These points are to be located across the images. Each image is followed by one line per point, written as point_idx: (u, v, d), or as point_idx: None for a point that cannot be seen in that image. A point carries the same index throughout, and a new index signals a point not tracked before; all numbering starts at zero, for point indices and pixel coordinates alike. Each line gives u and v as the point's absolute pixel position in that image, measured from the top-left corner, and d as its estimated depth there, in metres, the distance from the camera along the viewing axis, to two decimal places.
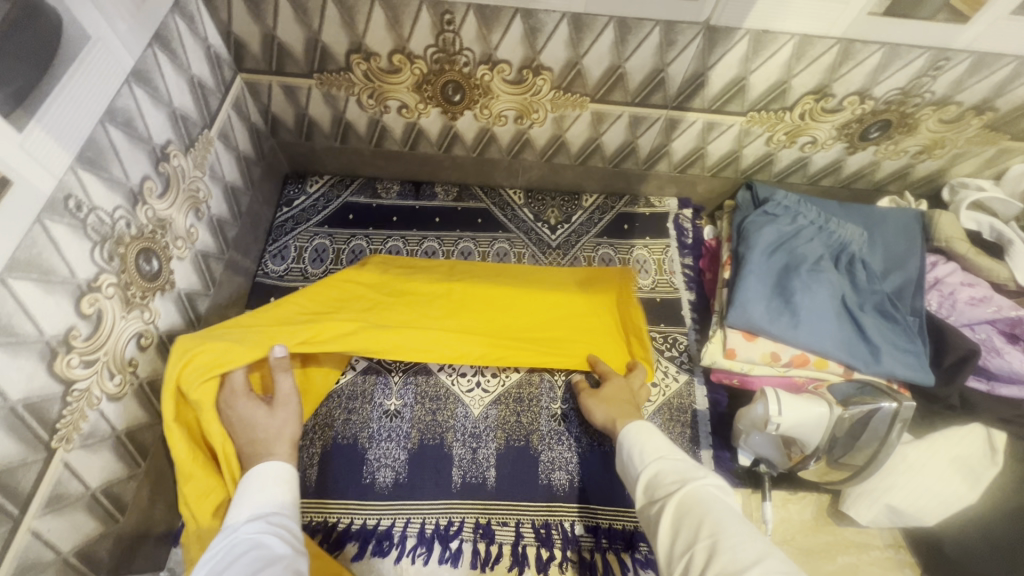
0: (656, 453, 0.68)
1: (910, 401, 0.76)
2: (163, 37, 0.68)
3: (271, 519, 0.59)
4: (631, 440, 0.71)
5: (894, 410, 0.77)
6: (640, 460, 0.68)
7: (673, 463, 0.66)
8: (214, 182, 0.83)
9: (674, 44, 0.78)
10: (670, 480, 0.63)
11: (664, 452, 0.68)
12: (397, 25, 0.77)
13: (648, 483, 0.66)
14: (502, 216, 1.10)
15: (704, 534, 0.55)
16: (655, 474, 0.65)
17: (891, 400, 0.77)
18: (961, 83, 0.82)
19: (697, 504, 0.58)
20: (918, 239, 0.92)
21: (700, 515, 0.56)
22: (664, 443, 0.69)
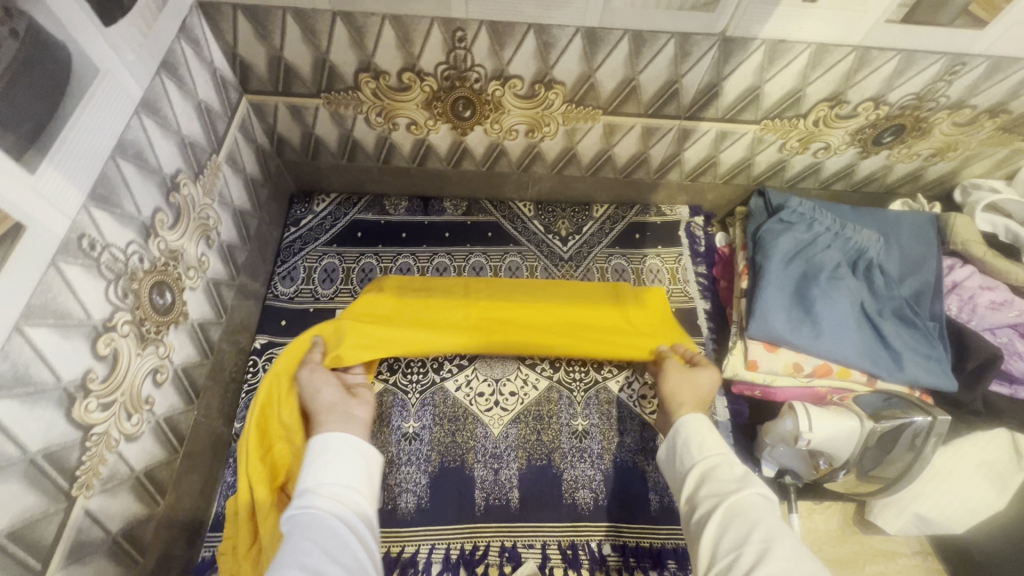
0: (712, 453, 0.67)
1: (945, 415, 0.76)
2: (170, 65, 0.66)
3: (336, 495, 0.59)
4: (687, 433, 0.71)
5: (927, 424, 0.77)
6: (692, 458, 0.68)
7: (728, 467, 0.65)
8: (223, 208, 0.82)
9: (689, 56, 0.77)
10: (724, 482, 0.62)
11: (722, 451, 0.67)
12: (407, 44, 0.76)
13: (698, 480, 0.65)
14: (513, 229, 1.08)
15: (756, 540, 0.54)
16: (708, 474, 0.65)
17: (925, 414, 0.77)
18: (976, 87, 0.81)
19: (749, 510, 0.57)
20: (935, 242, 0.92)
21: (751, 523, 0.56)
22: (719, 444, 0.68)
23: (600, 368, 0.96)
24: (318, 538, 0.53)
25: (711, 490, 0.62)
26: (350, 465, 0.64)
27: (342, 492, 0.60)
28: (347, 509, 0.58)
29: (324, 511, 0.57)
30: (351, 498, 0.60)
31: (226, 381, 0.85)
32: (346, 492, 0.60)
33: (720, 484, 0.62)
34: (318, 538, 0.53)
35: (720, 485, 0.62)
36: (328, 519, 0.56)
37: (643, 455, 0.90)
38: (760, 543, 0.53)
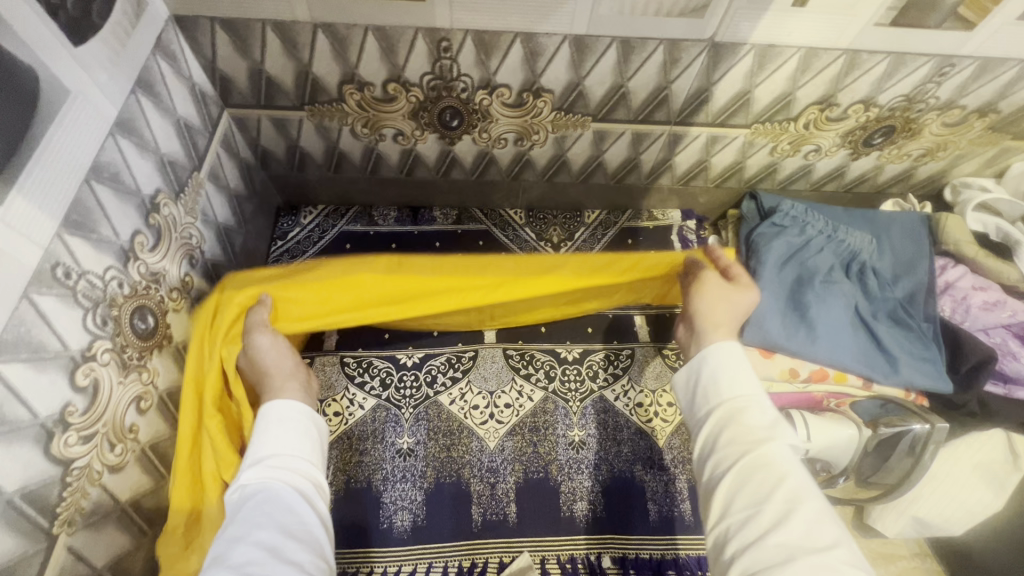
0: (735, 393, 0.57)
1: (942, 423, 0.77)
2: (146, 82, 0.64)
3: (294, 468, 0.57)
4: (711, 363, 0.60)
5: (925, 432, 0.77)
6: (713, 392, 0.58)
7: (753, 411, 0.55)
8: (206, 226, 0.80)
9: (678, 62, 0.76)
10: (750, 428, 0.54)
11: (753, 392, 0.57)
12: (392, 54, 0.74)
13: (716, 422, 0.56)
14: (504, 237, 1.07)
15: (779, 503, 0.48)
16: (733, 416, 0.56)
17: (923, 422, 0.78)
18: (965, 88, 0.81)
19: (775, 469, 0.50)
20: (927, 243, 0.92)
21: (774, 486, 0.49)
22: (748, 382, 0.57)
23: (595, 377, 0.95)
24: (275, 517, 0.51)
25: (730, 435, 0.54)
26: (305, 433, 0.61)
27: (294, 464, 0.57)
28: (305, 481, 0.56)
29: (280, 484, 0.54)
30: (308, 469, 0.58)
31: None
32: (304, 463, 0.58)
33: (744, 429, 0.54)
34: (275, 517, 0.51)
35: (745, 431, 0.54)
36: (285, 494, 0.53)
37: (640, 464, 0.89)
38: (784, 508, 0.48)
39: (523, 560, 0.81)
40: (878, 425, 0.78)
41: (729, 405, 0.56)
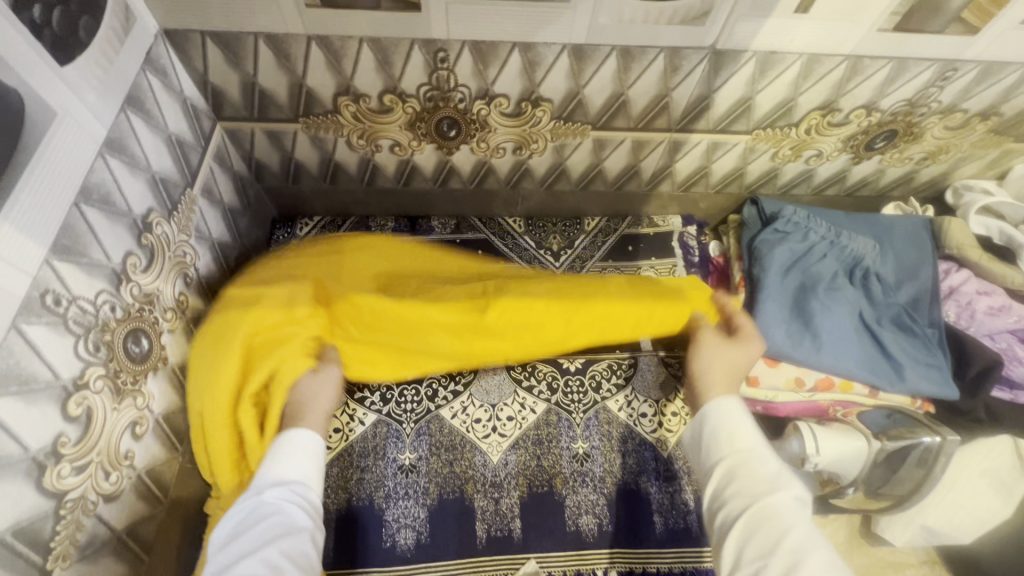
0: (741, 443, 0.59)
1: (953, 435, 0.77)
2: (136, 99, 0.63)
3: (302, 494, 0.59)
4: (714, 417, 0.62)
5: (935, 444, 0.77)
6: (716, 447, 0.60)
7: (756, 467, 0.57)
8: (200, 243, 0.78)
9: (679, 70, 0.75)
10: (756, 478, 0.55)
11: (752, 444, 0.58)
12: (387, 66, 0.73)
13: (723, 471, 0.58)
14: (503, 246, 1.06)
15: (786, 555, 0.49)
16: (736, 469, 0.57)
17: (932, 435, 0.77)
18: (968, 92, 0.80)
19: (783, 520, 0.51)
20: (930, 247, 0.91)
21: (783, 541, 0.50)
22: (749, 433, 0.60)
23: (598, 387, 0.94)
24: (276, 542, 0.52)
25: (739, 485, 0.56)
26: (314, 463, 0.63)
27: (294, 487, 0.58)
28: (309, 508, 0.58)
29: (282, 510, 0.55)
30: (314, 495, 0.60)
31: None
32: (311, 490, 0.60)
33: (753, 478, 0.56)
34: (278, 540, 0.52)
35: (752, 481, 0.56)
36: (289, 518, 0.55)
37: (646, 476, 0.88)
38: (792, 558, 0.49)
39: (528, 568, 0.81)
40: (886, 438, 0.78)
41: (740, 456, 0.58)
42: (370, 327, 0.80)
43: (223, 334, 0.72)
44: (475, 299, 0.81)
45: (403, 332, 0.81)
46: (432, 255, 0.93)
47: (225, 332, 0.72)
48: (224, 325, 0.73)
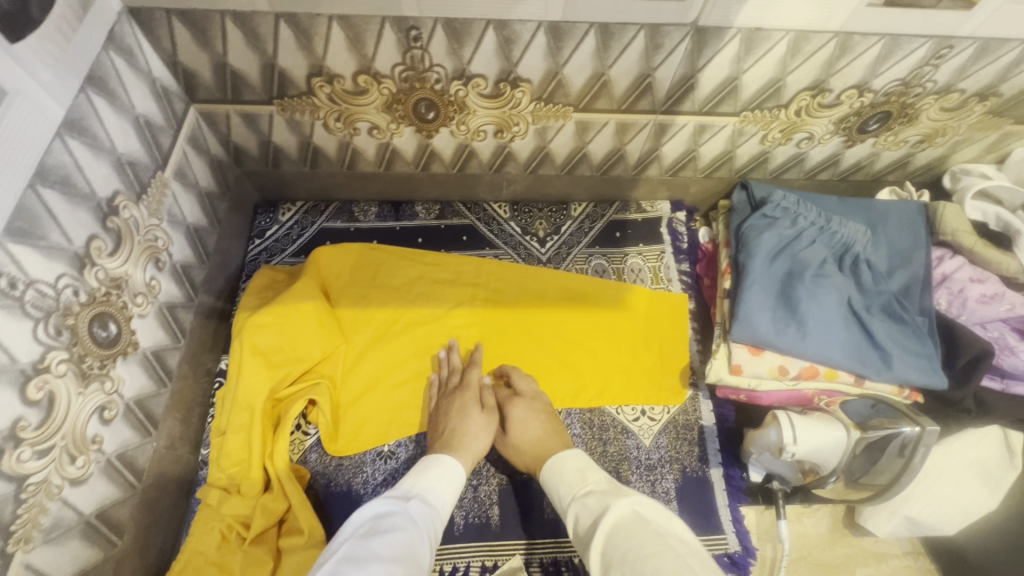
0: (578, 489, 0.68)
1: (934, 426, 0.73)
2: (97, 78, 0.61)
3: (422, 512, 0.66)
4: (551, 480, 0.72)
5: (914, 436, 0.74)
6: (560, 500, 0.69)
7: (589, 503, 0.65)
8: (174, 227, 0.77)
9: (661, 48, 0.73)
10: (590, 512, 0.64)
11: (581, 487, 0.68)
12: (359, 45, 0.71)
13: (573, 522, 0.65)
14: (488, 231, 1.05)
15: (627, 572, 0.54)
16: (579, 514, 0.65)
17: (913, 425, 0.74)
18: (965, 70, 0.77)
19: (624, 527, 0.59)
20: (923, 232, 0.88)
21: (628, 541, 0.57)
22: (581, 480, 0.69)
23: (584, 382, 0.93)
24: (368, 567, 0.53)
25: (585, 526, 0.63)
26: (441, 491, 0.70)
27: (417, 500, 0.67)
28: (403, 527, 0.61)
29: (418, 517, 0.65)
30: (418, 505, 0.66)
31: (189, 406, 0.82)
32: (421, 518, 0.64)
33: (589, 512, 0.64)
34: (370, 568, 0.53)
35: (590, 517, 0.63)
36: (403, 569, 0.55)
37: (629, 464, 0.87)
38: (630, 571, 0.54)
39: (513, 563, 0.80)
40: (867, 429, 0.76)
41: (576, 500, 0.67)
42: (370, 361, 0.92)
43: (264, 348, 0.84)
44: (473, 346, 0.95)
45: (396, 370, 0.92)
46: (413, 288, 0.98)
47: (264, 342, 0.84)
48: (262, 329, 0.84)
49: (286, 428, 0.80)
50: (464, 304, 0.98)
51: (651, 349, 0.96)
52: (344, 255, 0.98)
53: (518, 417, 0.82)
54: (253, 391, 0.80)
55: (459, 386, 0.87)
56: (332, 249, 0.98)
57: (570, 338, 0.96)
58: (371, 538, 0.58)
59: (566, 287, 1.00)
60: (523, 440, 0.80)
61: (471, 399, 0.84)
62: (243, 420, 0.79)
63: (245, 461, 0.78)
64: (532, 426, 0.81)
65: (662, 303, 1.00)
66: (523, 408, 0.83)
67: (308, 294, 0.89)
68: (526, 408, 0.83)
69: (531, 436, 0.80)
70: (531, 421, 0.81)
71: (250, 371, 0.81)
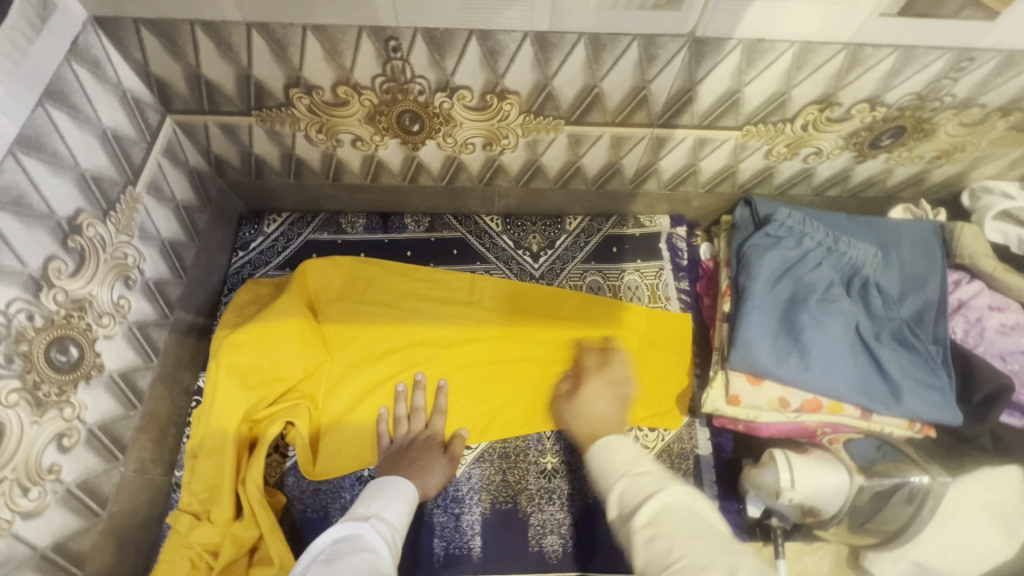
0: (622, 464, 0.58)
1: (944, 477, 0.72)
2: (58, 92, 0.59)
3: (383, 531, 0.61)
4: (597, 455, 0.61)
5: (924, 486, 0.72)
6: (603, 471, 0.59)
7: (640, 480, 0.55)
8: (145, 242, 0.74)
9: (656, 60, 0.68)
10: (643, 488, 0.54)
11: (628, 464, 0.58)
12: (337, 56, 0.68)
13: (614, 497, 0.56)
14: (479, 245, 1.01)
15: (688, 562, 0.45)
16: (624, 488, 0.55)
17: (921, 474, 0.73)
18: (986, 84, 0.72)
19: (676, 508, 0.51)
20: (939, 254, 0.83)
21: (681, 531, 0.48)
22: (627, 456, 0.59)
23: None
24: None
25: (631, 503, 0.53)
26: (397, 509, 0.66)
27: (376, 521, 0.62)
28: (368, 547, 0.56)
29: (384, 537, 0.59)
30: (378, 523, 0.61)
31: (163, 426, 0.80)
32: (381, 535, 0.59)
33: (642, 488, 0.54)
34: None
35: (642, 493, 0.53)
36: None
37: None
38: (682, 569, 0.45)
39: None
40: (871, 476, 0.74)
41: (625, 475, 0.57)
42: (354, 380, 0.89)
43: (241, 368, 0.81)
44: (461, 364, 0.91)
45: (381, 390, 0.88)
46: (399, 303, 0.95)
47: (240, 362, 0.81)
48: (240, 349, 0.81)
49: (261, 452, 0.78)
50: (453, 321, 0.94)
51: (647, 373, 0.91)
52: (329, 268, 0.95)
53: (592, 394, 0.79)
54: (228, 414, 0.78)
55: (426, 433, 0.84)
56: (319, 261, 0.95)
57: (561, 358, 0.92)
58: (338, 561, 0.52)
59: (558, 304, 0.96)
60: (589, 413, 0.76)
61: (437, 454, 0.82)
62: (214, 442, 0.77)
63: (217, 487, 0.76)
64: (602, 403, 0.77)
65: (658, 324, 0.95)
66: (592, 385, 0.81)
67: (289, 310, 0.86)
68: (603, 385, 0.80)
69: (592, 413, 0.75)
70: (606, 398, 0.78)
71: (225, 392, 0.79)
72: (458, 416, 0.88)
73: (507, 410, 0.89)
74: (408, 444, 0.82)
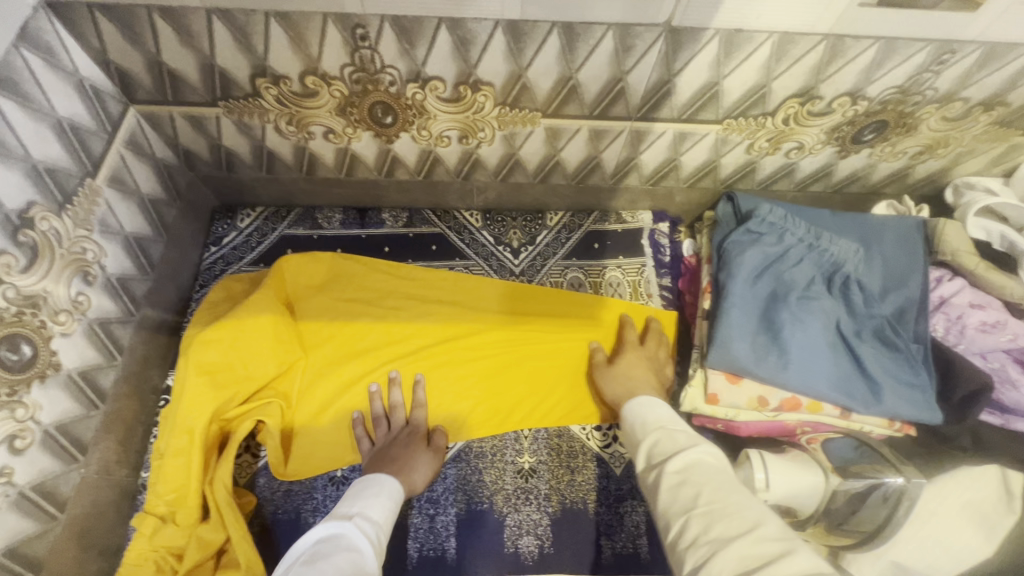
0: (659, 424, 0.62)
1: (917, 478, 0.72)
2: (6, 80, 0.57)
3: (366, 531, 0.61)
4: (634, 413, 0.67)
5: (898, 487, 0.72)
6: (641, 428, 0.63)
7: (672, 437, 0.59)
8: (107, 237, 0.72)
9: (632, 50, 0.66)
10: (674, 444, 0.57)
11: (665, 423, 0.62)
12: (303, 44, 0.65)
13: (648, 448, 0.60)
14: (459, 240, 0.99)
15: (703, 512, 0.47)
16: (657, 442, 0.59)
17: (896, 477, 0.72)
18: (968, 78, 0.70)
19: (706, 463, 0.53)
20: (921, 252, 0.81)
21: (704, 479, 0.51)
22: (665, 418, 0.63)
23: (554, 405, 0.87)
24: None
25: (662, 455, 0.57)
26: (380, 507, 0.67)
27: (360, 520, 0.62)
28: (350, 546, 0.56)
29: (366, 535, 0.60)
30: (361, 522, 0.62)
31: (130, 426, 0.78)
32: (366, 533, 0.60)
33: (671, 445, 0.57)
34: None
35: (674, 447, 0.57)
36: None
37: (596, 496, 0.82)
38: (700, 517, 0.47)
39: None
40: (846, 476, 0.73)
41: (660, 434, 0.60)
42: (328, 378, 0.87)
43: (210, 365, 0.78)
44: (440, 363, 0.90)
45: (357, 389, 0.87)
46: (376, 300, 0.93)
47: (210, 360, 0.78)
48: (209, 346, 0.78)
49: (230, 452, 0.76)
50: (431, 318, 0.92)
51: None
52: (304, 264, 0.93)
53: (632, 363, 0.82)
54: (195, 413, 0.75)
55: (407, 429, 0.82)
56: (296, 257, 0.92)
57: (541, 357, 0.91)
58: (321, 558, 0.53)
59: (538, 301, 0.95)
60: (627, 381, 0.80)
61: (424, 449, 0.80)
62: (179, 443, 0.74)
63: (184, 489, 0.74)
64: (639, 370, 0.81)
65: (640, 321, 0.94)
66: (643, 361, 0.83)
67: (261, 306, 0.83)
68: (638, 356, 0.84)
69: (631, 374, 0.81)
70: (641, 366, 0.82)
71: (192, 391, 0.76)
72: (436, 415, 0.86)
73: (486, 409, 0.87)
74: (390, 441, 0.81)
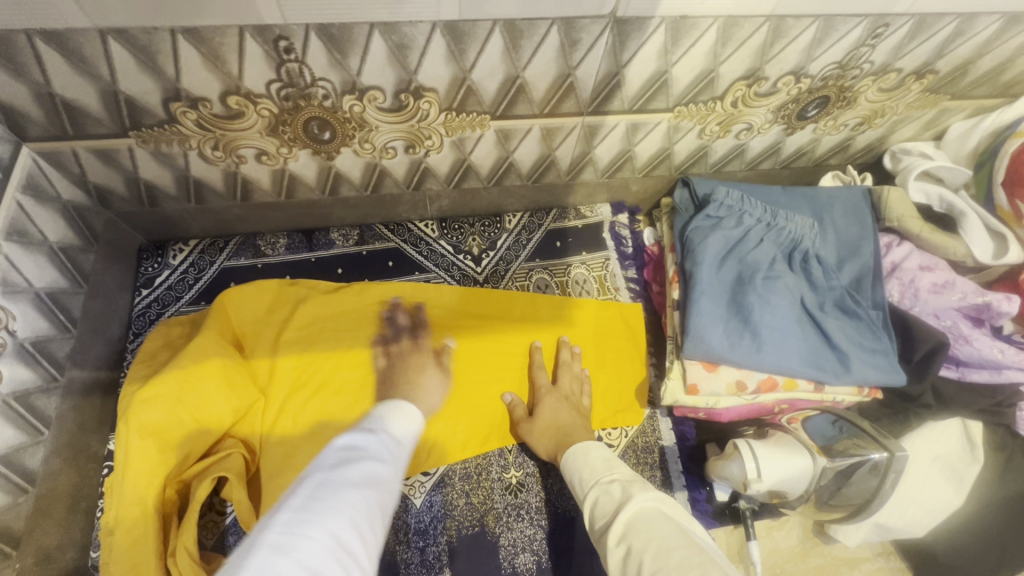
0: (595, 477, 0.66)
1: (901, 450, 0.74)
2: None
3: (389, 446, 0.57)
4: (574, 465, 0.69)
5: (884, 461, 0.74)
6: (582, 482, 0.67)
7: (609, 489, 0.63)
8: (12, 298, 0.63)
9: (578, 44, 0.63)
10: (612, 501, 0.61)
11: (599, 472, 0.66)
12: (220, 62, 0.59)
13: (591, 507, 0.63)
14: (416, 254, 0.95)
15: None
16: (598, 499, 0.63)
17: (881, 451, 0.75)
18: (902, 49, 0.72)
19: (646, 523, 0.55)
20: (870, 219, 0.84)
21: (648, 537, 0.53)
22: (600, 463, 0.67)
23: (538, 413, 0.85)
24: (334, 499, 0.44)
25: (608, 516, 0.59)
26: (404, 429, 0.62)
27: (387, 438, 0.58)
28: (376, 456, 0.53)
29: (385, 448, 0.56)
30: (386, 437, 0.58)
31: (70, 503, 0.70)
32: (383, 447, 0.55)
33: (612, 499, 0.61)
34: (342, 500, 0.44)
35: (612, 506, 0.60)
36: (370, 499, 0.47)
37: None
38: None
39: None
40: (833, 457, 0.77)
41: (598, 484, 0.64)
42: (294, 416, 0.81)
43: (154, 426, 0.69)
44: None
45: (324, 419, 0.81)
46: (335, 326, 0.86)
47: (155, 420, 0.69)
48: (151, 404, 0.69)
49: (191, 518, 0.69)
50: (395, 337, 0.87)
51: (604, 368, 0.90)
52: (248, 295, 0.84)
53: (550, 408, 0.80)
54: (143, 480, 0.67)
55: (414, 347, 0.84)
56: (241, 290, 0.84)
57: (515, 364, 0.88)
58: (341, 470, 0.48)
59: (506, 308, 0.92)
60: (552, 427, 0.78)
61: (427, 364, 0.82)
62: (132, 518, 0.67)
63: (142, 566, 0.67)
64: (565, 415, 0.80)
65: (609, 317, 0.93)
66: (556, 403, 0.81)
67: (207, 351, 0.75)
68: (558, 398, 0.82)
69: (558, 423, 0.78)
70: (564, 411, 0.80)
71: (137, 458, 0.67)
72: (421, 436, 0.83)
73: (469, 425, 0.84)
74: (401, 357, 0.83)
